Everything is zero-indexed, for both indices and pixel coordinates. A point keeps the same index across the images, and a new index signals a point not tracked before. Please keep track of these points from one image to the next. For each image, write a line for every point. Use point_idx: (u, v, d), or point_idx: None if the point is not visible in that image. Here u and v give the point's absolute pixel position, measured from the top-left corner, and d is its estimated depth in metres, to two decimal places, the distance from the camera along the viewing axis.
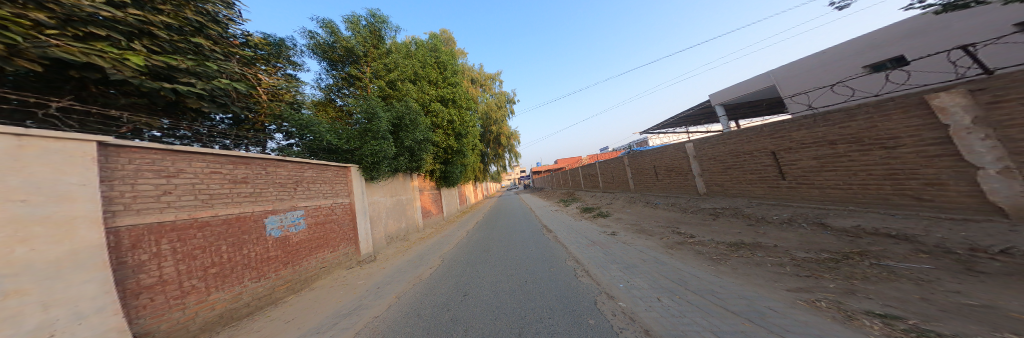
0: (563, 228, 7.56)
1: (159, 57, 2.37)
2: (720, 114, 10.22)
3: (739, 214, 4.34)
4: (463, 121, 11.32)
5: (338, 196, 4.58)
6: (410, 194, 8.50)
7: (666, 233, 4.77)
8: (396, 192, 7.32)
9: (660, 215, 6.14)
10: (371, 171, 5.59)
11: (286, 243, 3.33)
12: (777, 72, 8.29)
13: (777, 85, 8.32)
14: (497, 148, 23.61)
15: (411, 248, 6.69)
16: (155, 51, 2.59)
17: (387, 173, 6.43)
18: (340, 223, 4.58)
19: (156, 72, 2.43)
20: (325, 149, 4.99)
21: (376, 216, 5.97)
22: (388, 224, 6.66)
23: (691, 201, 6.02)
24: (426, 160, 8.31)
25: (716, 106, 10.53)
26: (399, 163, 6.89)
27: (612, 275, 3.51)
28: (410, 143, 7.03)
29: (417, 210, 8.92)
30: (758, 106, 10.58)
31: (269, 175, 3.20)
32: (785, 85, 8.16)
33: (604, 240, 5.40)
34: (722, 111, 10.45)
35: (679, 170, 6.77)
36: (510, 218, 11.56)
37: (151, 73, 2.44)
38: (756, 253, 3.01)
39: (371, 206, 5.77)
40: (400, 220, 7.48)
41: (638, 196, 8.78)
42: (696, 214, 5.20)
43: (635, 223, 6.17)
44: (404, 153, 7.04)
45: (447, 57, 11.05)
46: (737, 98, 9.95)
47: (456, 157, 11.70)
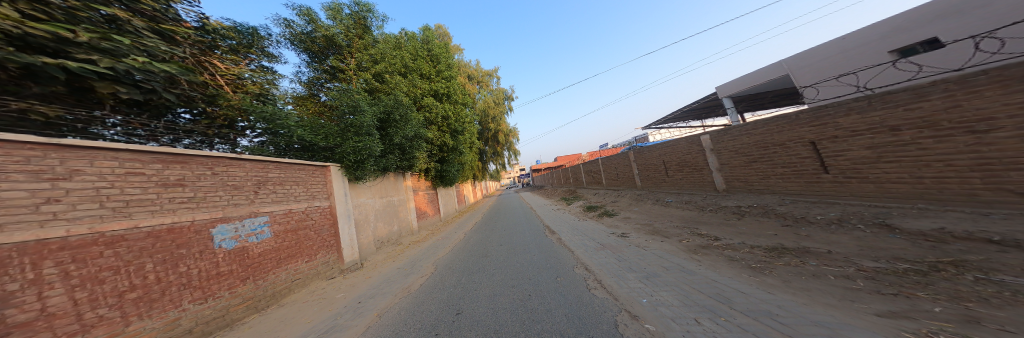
0: (567, 229, 7.10)
1: (38, 24, 1.83)
2: (725, 105, 9.97)
3: (769, 213, 3.86)
4: (458, 117, 10.83)
5: (314, 199, 4.06)
6: (403, 194, 8.02)
7: (682, 235, 4.28)
8: (386, 193, 6.83)
9: (672, 215, 5.64)
10: (356, 171, 5.06)
11: (243, 256, 2.87)
12: (791, 61, 7.82)
13: (791, 75, 7.85)
14: (495, 146, 23.09)
15: (404, 253, 6.21)
16: (36, 19, 2.05)
17: (375, 172, 5.93)
18: (317, 230, 4.07)
19: (33, 42, 1.88)
20: (302, 146, 4.45)
21: (363, 220, 5.47)
22: (378, 227, 6.17)
23: (707, 198, 5.54)
24: (419, 158, 7.78)
25: (721, 97, 10.26)
26: (388, 161, 6.38)
27: (630, 288, 3.00)
28: (400, 139, 6.53)
29: (411, 211, 8.43)
30: (767, 98, 10.12)
31: (216, 177, 2.68)
32: (799, 75, 7.68)
33: (615, 243, 4.91)
34: (729, 104, 10.03)
35: (692, 165, 6.28)
36: (510, 218, 11.07)
37: (26, 43, 1.88)
38: (808, 261, 2.51)
39: (357, 210, 5.26)
40: (392, 223, 7.01)
41: (645, 194, 8.31)
42: (715, 213, 4.71)
43: (645, 224, 5.69)
44: (394, 150, 6.55)
45: (440, 50, 10.52)
46: (745, 90, 9.52)
47: (452, 155, 11.22)
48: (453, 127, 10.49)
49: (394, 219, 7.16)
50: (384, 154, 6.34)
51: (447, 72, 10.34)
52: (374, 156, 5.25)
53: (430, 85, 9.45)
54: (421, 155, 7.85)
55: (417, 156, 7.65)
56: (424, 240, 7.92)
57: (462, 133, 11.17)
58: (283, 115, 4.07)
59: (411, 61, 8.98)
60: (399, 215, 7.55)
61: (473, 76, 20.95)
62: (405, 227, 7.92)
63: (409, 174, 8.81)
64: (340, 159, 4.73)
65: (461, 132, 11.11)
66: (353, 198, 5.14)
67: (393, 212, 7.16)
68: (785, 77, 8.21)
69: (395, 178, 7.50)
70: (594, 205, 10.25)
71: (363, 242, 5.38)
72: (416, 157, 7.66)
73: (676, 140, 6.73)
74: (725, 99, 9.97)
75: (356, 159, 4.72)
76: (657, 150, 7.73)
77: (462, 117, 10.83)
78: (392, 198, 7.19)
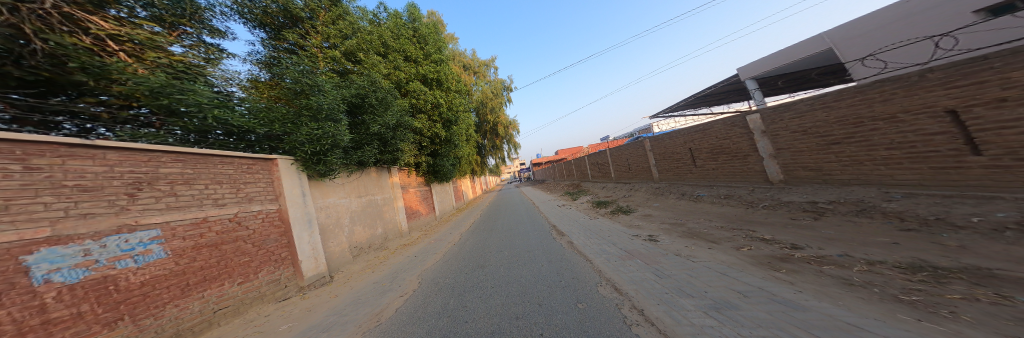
0: (578, 231, 6.12)
1: None
2: (749, 87, 8.92)
3: (868, 212, 2.83)
4: (451, 106, 9.84)
5: (251, 203, 3.04)
6: (389, 192, 6.99)
7: (740, 240, 3.28)
8: (366, 191, 5.81)
9: (711, 212, 4.64)
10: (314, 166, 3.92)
11: (108, 290, 1.81)
12: (834, 32, 6.68)
13: (834, 49, 6.73)
14: (494, 139, 22.03)
15: (387, 261, 5.21)
16: None
17: (348, 166, 4.93)
18: (261, 242, 3.07)
19: None
20: (234, 131, 3.25)
21: (333, 224, 4.44)
22: (355, 231, 5.15)
23: (756, 192, 4.55)
24: (404, 151, 6.78)
25: (744, 80, 9.20)
26: (367, 154, 5.33)
27: (696, 326, 1.96)
28: (379, 127, 5.51)
29: (400, 211, 7.43)
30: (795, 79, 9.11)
31: (37, 174, 1.58)
32: (844, 49, 6.56)
33: (645, 250, 3.91)
34: (753, 85, 8.96)
35: (734, 152, 5.23)
36: (511, 217, 10.10)
37: None
38: (1013, 296, 1.51)
39: (323, 212, 4.24)
40: (375, 225, 5.99)
41: (666, 187, 7.33)
42: (775, 211, 3.71)
43: (676, 224, 4.69)
44: (373, 141, 5.54)
45: (428, 30, 9.44)
46: (773, 70, 8.43)
47: (445, 148, 10.20)
48: (446, 117, 9.47)
49: (378, 220, 6.17)
50: (358, 145, 5.25)
51: (436, 55, 9.33)
52: (341, 144, 4.19)
53: (416, 70, 8.47)
54: (406, 147, 6.87)
55: (403, 147, 6.64)
56: (415, 244, 6.93)
57: (456, 124, 10.17)
58: (198, 88, 2.83)
59: (393, 42, 7.96)
60: (385, 215, 6.54)
61: (469, 65, 19.77)
62: (393, 229, 6.93)
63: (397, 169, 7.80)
64: (291, 148, 3.57)
65: (455, 122, 10.14)
66: (317, 199, 4.12)
67: (376, 213, 6.14)
68: (826, 52, 7.07)
69: (378, 174, 6.48)
70: (605, 200, 9.29)
71: (332, 251, 4.36)
72: (402, 150, 6.70)
73: (711, 122, 5.67)
74: (750, 81, 8.89)
75: (313, 149, 3.60)
76: (683, 137, 6.69)
77: (455, 106, 9.84)
78: (375, 197, 6.17)
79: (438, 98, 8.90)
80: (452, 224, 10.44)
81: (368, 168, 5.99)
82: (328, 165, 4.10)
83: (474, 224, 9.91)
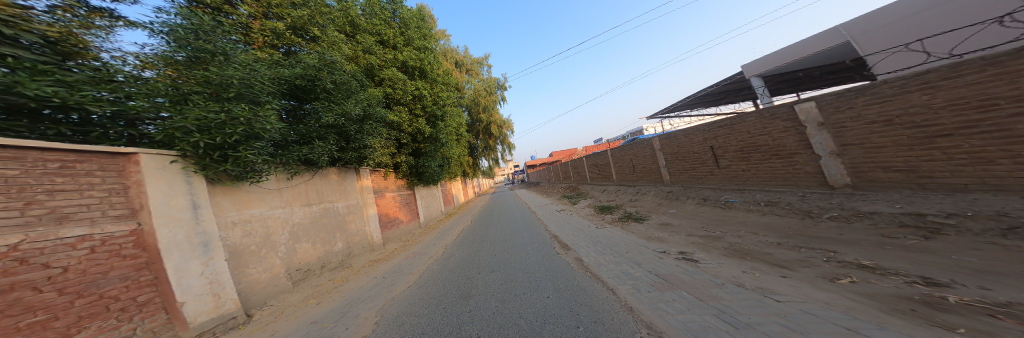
0: (586, 242, 5.33)
1: None
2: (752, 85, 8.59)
3: (1018, 231, 2.00)
4: (436, 100, 8.68)
5: (79, 222, 1.74)
6: (356, 198, 5.69)
7: (824, 267, 2.42)
8: (320, 197, 4.48)
9: (752, 222, 4.04)
10: (208, 166, 2.52)
11: None
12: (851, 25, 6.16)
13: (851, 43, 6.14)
14: (487, 139, 20.93)
15: (342, 286, 3.83)
16: None
17: (285, 166, 3.64)
18: (94, 287, 1.71)
19: None
20: (52, 108, 1.81)
21: (258, 243, 3.07)
22: (300, 247, 3.78)
23: (804, 199, 3.84)
24: (375, 149, 5.55)
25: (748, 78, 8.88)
26: (319, 152, 4.07)
27: None
28: (336, 117, 4.28)
29: (370, 221, 6.10)
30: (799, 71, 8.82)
31: None
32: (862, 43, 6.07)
33: (690, 278, 2.91)
34: (758, 83, 8.59)
35: (769, 151, 4.50)
36: (503, 226, 8.94)
37: None
38: None
39: (241, 227, 2.88)
40: (332, 240, 4.64)
41: (682, 192, 6.99)
42: (854, 226, 2.93)
43: (715, 237, 3.95)
44: (328, 136, 4.31)
45: (411, 13, 8.21)
46: (780, 67, 8.05)
47: (429, 148, 8.99)
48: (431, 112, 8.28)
49: (339, 234, 4.85)
50: (300, 139, 3.93)
51: (420, 42, 8.17)
52: (266, 136, 2.89)
53: (394, 57, 7.33)
54: (378, 145, 5.66)
55: (371, 144, 5.40)
56: (389, 259, 5.59)
57: (443, 121, 8.99)
58: None
59: (363, 22, 6.92)
60: (349, 228, 5.21)
61: (461, 62, 18.65)
62: (360, 244, 5.60)
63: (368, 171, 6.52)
64: (159, 136, 2.19)
65: (441, 117, 8.93)
66: (226, 215, 2.72)
67: (336, 225, 4.81)
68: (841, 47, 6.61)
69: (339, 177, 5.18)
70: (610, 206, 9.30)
71: (252, 281, 2.89)
72: (371, 147, 5.48)
73: (743, 116, 4.95)
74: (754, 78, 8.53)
75: (204, 139, 2.26)
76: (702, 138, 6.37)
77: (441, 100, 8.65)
78: (334, 205, 4.86)
79: (421, 90, 7.72)
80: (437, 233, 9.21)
81: (322, 168, 4.66)
82: (246, 164, 2.76)
83: (462, 233, 8.65)
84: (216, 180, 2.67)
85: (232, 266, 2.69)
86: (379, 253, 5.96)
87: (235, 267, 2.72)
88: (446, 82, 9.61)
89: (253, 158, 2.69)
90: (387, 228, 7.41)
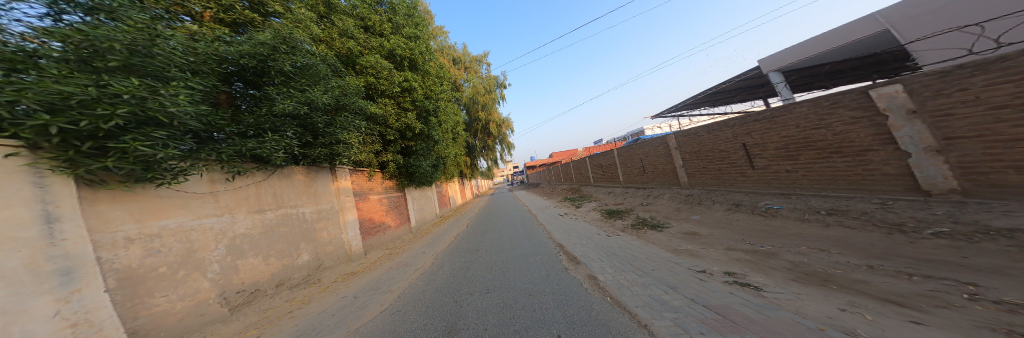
0: (599, 257, 5.02)
1: None
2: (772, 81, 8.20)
3: None
4: (429, 94, 8.06)
5: None
6: (331, 202, 5.01)
7: (972, 310, 1.70)
8: (280, 202, 3.83)
9: (812, 236, 3.32)
10: (79, 163, 1.92)
11: None
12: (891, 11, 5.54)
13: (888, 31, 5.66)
14: (484, 139, 20.41)
15: (305, 310, 3.19)
16: None
17: (220, 165, 2.98)
18: None
19: None
20: None
21: (172, 262, 2.47)
22: (245, 263, 3.16)
23: (885, 207, 3.11)
24: (351, 145, 4.88)
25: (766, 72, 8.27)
26: (273, 146, 3.36)
27: None
28: (297, 104, 3.60)
29: (350, 228, 5.42)
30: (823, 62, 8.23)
31: None
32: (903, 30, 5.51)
33: (764, 317, 2.08)
34: (778, 80, 8.18)
35: (829, 148, 3.77)
36: (501, 234, 8.33)
37: None
38: None
39: (143, 244, 2.30)
40: (296, 251, 3.97)
41: (704, 198, 6.49)
42: (988, 249, 2.16)
43: (768, 254, 3.25)
44: (285, 128, 3.60)
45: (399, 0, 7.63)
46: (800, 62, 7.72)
47: (420, 146, 8.32)
48: (423, 106, 7.63)
49: (305, 244, 4.16)
50: (246, 131, 3.24)
51: (410, 30, 7.61)
52: (175, 124, 2.29)
53: (379, 45, 6.74)
54: (355, 141, 5.01)
55: (346, 139, 4.74)
56: (367, 271, 4.87)
57: (436, 116, 8.36)
58: None
59: (343, 5, 6.44)
60: (319, 236, 4.51)
61: (459, 59, 17.88)
62: (334, 255, 4.90)
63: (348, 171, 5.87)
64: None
65: (435, 112, 8.26)
66: (122, 228, 2.19)
67: (301, 234, 4.12)
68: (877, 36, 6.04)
69: (309, 178, 4.50)
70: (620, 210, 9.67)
71: (158, 313, 2.30)
72: (346, 143, 4.82)
73: (789, 108, 4.22)
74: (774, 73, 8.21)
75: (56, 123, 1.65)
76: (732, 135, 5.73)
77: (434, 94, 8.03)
78: (300, 211, 4.19)
79: (410, 82, 7.09)
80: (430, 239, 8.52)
81: (284, 167, 3.99)
82: (142, 161, 2.16)
83: (456, 241, 7.96)
84: (95, 183, 2.05)
85: (122, 300, 2.09)
86: (356, 264, 5.24)
87: (133, 297, 2.16)
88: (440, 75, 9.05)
89: (150, 151, 2.10)
90: (370, 235, 6.71)
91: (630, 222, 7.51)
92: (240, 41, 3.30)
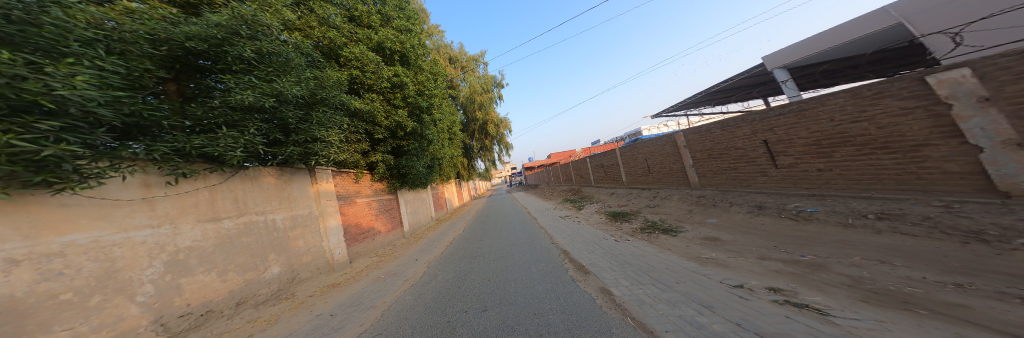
0: (612, 266, 4.61)
1: None
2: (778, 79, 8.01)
3: None
4: (422, 92, 7.50)
5: None
6: (309, 207, 4.47)
7: None
8: (243, 208, 3.27)
9: (865, 245, 2.91)
10: None
11: None
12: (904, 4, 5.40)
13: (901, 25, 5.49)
14: (482, 139, 19.94)
15: (272, 330, 2.65)
16: None
17: (155, 164, 2.41)
18: None
19: None
20: None
21: (80, 287, 1.88)
22: (194, 280, 2.60)
23: (955, 211, 2.71)
24: (332, 144, 4.36)
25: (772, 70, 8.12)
26: (229, 145, 2.82)
27: None
28: (261, 96, 3.07)
29: (331, 234, 4.87)
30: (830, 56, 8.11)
31: None
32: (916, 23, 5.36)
33: None
34: (784, 76, 8.06)
35: (871, 144, 3.51)
36: (499, 239, 7.95)
37: None
38: None
39: (33, 266, 1.70)
40: (264, 263, 3.42)
41: (721, 202, 6.11)
42: None
43: (814, 265, 2.86)
44: (246, 123, 3.04)
45: None
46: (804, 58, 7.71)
47: (412, 145, 7.75)
48: (415, 103, 7.08)
49: (276, 254, 3.61)
50: (194, 126, 2.71)
51: (401, 22, 7.10)
52: (73, 112, 1.79)
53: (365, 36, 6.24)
54: (336, 139, 4.48)
55: (326, 137, 4.21)
56: (351, 283, 4.30)
57: (429, 114, 7.84)
58: None
59: None
60: (294, 245, 3.96)
61: (455, 58, 17.36)
62: (313, 266, 4.33)
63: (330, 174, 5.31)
64: None
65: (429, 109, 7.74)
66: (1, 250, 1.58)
67: (271, 244, 3.57)
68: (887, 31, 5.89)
69: (282, 181, 3.95)
70: (625, 212, 9.30)
71: None
72: (325, 141, 4.29)
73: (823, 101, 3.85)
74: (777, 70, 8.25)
75: None
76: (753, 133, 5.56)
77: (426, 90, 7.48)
78: (269, 217, 3.64)
79: (401, 77, 6.56)
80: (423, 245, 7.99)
81: (249, 169, 3.44)
82: (25, 161, 1.62)
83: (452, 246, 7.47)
84: None
85: None
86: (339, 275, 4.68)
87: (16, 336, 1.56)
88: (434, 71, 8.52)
89: (30, 146, 1.58)
90: (355, 242, 6.07)
91: (639, 226, 7.10)
92: (187, 21, 2.76)
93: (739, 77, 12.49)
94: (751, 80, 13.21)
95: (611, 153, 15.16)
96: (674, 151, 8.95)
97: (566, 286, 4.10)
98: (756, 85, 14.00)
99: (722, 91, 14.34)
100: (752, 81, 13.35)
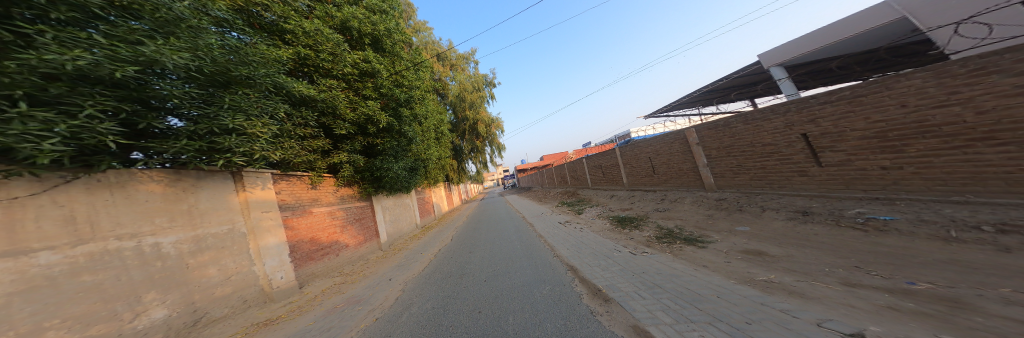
0: (645, 298, 3.74)
1: None
2: None
3: None
4: (400, 84, 8.49)
5: None
6: (233, 220, 4.92)
7: None
8: (89, 234, 3.17)
9: (1004, 269, 2.19)
10: None
11: None
12: None
13: None
14: (473, 140, 18.98)
15: None
16: None
17: None
18: None
19: None
20: None
21: None
22: None
23: None
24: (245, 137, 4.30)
25: None
26: (26, 134, 2.30)
27: None
28: (110, 63, 2.73)
29: (269, 256, 5.42)
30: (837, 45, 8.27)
31: None
32: None
33: None
34: None
35: (970, 134, 3.42)
36: (494, 253, 7.60)
37: None
38: None
39: None
40: (114, 301, 3.24)
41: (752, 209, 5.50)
42: None
43: (948, 301, 2.09)
44: (87, 99, 2.68)
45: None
46: None
47: (388, 143, 8.40)
48: (389, 94, 7.93)
49: (157, 292, 3.67)
50: None
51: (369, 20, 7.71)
52: None
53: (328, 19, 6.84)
54: (259, 132, 4.53)
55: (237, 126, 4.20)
56: (291, 318, 4.69)
57: (406, 107, 8.70)
58: None
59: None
60: (200, 275, 4.22)
61: (444, 55, 16.51)
62: (234, 300, 4.67)
63: (266, 180, 5.79)
64: None
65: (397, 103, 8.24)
66: None
67: (149, 278, 3.63)
68: None
69: (172, 193, 4.08)
70: (631, 217, 9.32)
71: None
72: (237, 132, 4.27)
73: None
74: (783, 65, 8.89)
75: None
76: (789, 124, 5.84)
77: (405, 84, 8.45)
78: (149, 240, 3.73)
79: (366, 65, 7.19)
80: (395, 265, 7.58)
81: (96, 172, 3.32)
82: None
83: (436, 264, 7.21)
84: None
85: None
86: (275, 308, 5.16)
87: None
88: (415, 65, 9.64)
89: None
90: (312, 260, 6.66)
91: (654, 234, 7.03)
92: None
93: (733, 75, 12.26)
94: (746, 79, 13.05)
95: (612, 154, 15.22)
96: (683, 148, 9.30)
97: (584, 322, 3.21)
98: (749, 84, 13.88)
99: (715, 90, 14.23)
100: (746, 80, 13.18)
